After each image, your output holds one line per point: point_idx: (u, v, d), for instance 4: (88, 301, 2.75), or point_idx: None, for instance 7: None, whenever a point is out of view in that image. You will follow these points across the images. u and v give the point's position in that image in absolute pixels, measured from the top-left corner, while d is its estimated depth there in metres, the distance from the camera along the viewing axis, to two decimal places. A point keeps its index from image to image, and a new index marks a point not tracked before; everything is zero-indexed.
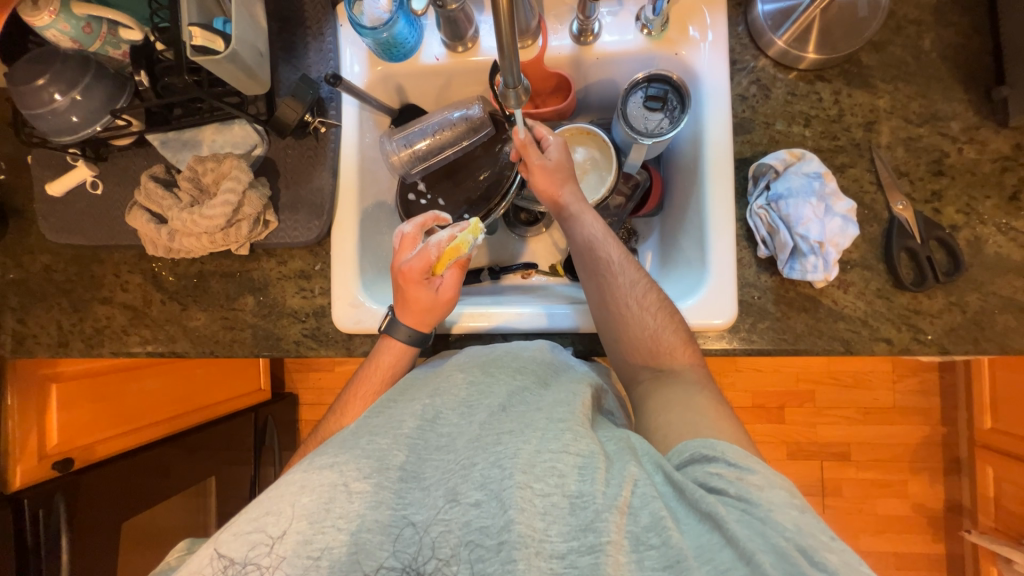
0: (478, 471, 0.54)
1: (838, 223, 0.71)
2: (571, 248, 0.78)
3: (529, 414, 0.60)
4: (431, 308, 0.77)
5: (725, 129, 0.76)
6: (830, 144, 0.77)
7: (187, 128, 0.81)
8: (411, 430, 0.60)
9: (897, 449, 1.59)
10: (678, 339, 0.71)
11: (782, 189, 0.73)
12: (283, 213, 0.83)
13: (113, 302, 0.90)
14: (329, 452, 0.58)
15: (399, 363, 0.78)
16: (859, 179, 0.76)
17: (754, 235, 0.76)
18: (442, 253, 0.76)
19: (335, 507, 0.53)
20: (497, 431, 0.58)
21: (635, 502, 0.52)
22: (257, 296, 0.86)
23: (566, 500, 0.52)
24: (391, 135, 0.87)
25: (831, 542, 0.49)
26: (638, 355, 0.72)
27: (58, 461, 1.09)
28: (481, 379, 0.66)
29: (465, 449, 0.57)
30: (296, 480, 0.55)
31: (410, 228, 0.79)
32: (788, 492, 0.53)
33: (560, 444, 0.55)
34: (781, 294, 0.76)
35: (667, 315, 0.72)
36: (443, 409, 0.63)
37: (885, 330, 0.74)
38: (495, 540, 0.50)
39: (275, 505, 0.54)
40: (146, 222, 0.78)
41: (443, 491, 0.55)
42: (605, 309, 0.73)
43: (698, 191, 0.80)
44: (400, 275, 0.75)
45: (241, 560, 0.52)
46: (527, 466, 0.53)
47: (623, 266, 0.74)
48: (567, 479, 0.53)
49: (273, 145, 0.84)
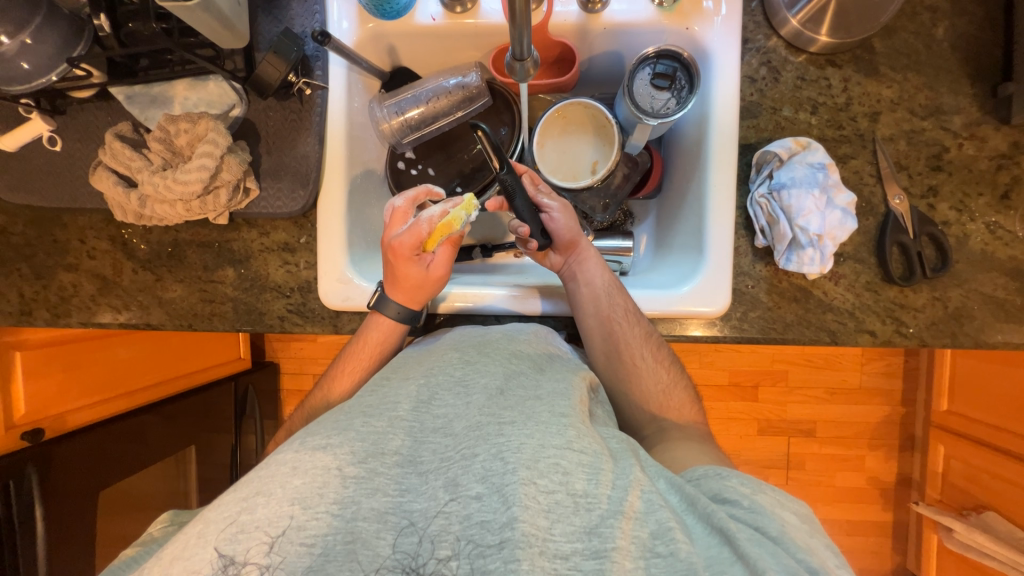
0: (478, 463, 0.55)
1: (838, 216, 0.69)
2: (585, 296, 0.77)
3: (529, 403, 0.60)
4: (422, 285, 0.74)
5: (732, 113, 0.74)
6: (835, 133, 0.76)
7: (156, 83, 0.74)
8: (406, 411, 0.61)
9: (859, 427, 1.68)
10: (684, 394, 0.78)
11: (785, 179, 0.71)
12: (265, 181, 0.78)
13: (80, 270, 0.84)
14: (323, 433, 0.58)
15: (388, 340, 0.77)
16: (860, 171, 0.75)
17: (753, 224, 0.75)
18: (433, 229, 0.72)
19: (329, 492, 0.53)
20: (498, 420, 0.58)
21: (641, 507, 0.53)
22: (237, 268, 0.82)
23: (571, 499, 0.53)
24: (382, 100, 0.82)
25: (836, 568, 0.51)
26: (647, 402, 0.77)
27: (28, 431, 1.05)
28: (478, 365, 0.66)
29: (463, 437, 0.58)
30: (290, 460, 0.55)
31: (402, 202, 0.76)
32: (798, 517, 0.56)
33: (563, 440, 0.56)
34: (774, 284, 0.76)
35: (677, 373, 0.78)
36: (439, 389, 0.63)
37: (870, 323, 0.76)
38: (495, 536, 0.51)
39: (266, 485, 0.53)
40: (113, 186, 0.72)
41: (443, 482, 0.55)
42: (618, 365, 0.76)
43: (699, 178, 0.78)
44: (389, 251, 0.73)
45: (241, 558, 0.50)
46: (530, 461, 0.54)
47: (639, 324, 0.75)
48: (573, 478, 0.54)
49: (253, 106, 0.77)
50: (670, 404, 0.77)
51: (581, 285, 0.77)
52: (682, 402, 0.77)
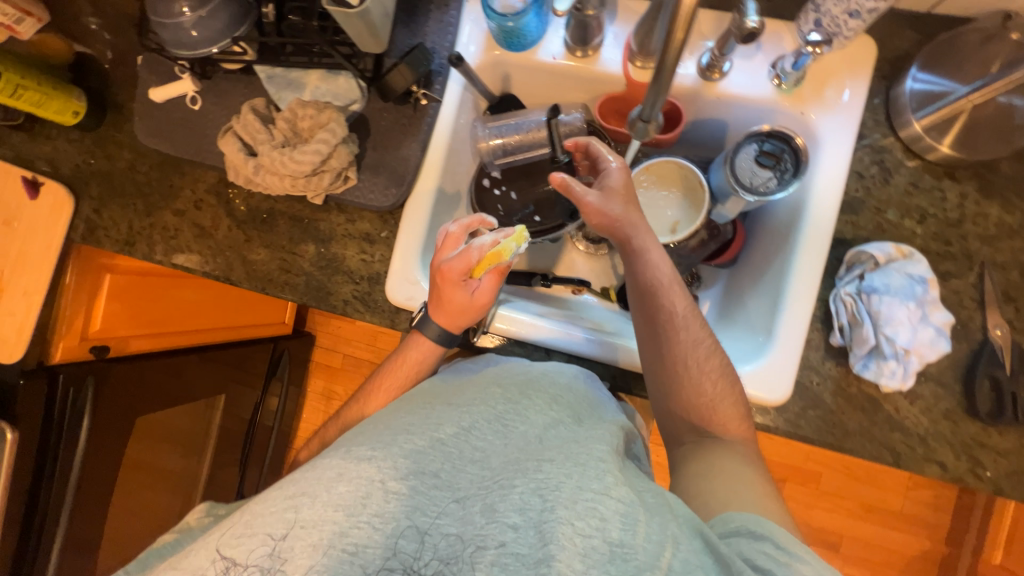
0: (517, 494, 0.55)
1: (930, 334, 0.66)
2: (631, 288, 0.75)
3: (569, 445, 0.60)
4: (464, 310, 0.75)
5: (834, 203, 0.72)
6: (940, 248, 0.72)
7: (295, 69, 0.82)
8: (447, 435, 0.61)
9: (890, 555, 1.54)
10: (732, 408, 0.70)
11: (879, 283, 0.68)
12: (364, 173, 0.83)
13: (184, 217, 0.92)
14: (368, 444, 0.59)
15: (425, 361, 0.79)
16: (961, 291, 0.71)
17: (832, 320, 0.72)
18: (483, 257, 0.71)
19: (371, 504, 0.54)
20: (538, 457, 0.58)
21: (676, 566, 0.51)
22: (318, 246, 0.87)
23: (607, 547, 0.51)
24: (486, 121, 0.87)
25: None
26: (689, 411, 0.71)
27: (96, 346, 1.13)
28: (520, 404, 0.66)
29: (501, 469, 0.58)
30: (336, 466, 0.57)
31: (455, 227, 0.76)
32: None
33: (601, 485, 0.55)
34: (841, 386, 0.72)
35: (727, 384, 0.70)
36: (479, 421, 0.63)
37: (942, 454, 0.70)
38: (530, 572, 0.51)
39: (312, 487, 0.55)
40: (236, 150, 0.79)
41: (480, 507, 0.55)
42: (660, 359, 0.72)
43: (783, 260, 0.77)
44: (439, 274, 0.73)
45: (251, 559, 0.52)
46: (569, 501, 0.54)
47: (689, 317, 0.71)
48: (609, 525, 0.52)
49: (371, 104, 0.84)
50: (711, 414, 0.69)
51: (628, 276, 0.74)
52: (730, 418, 0.69)
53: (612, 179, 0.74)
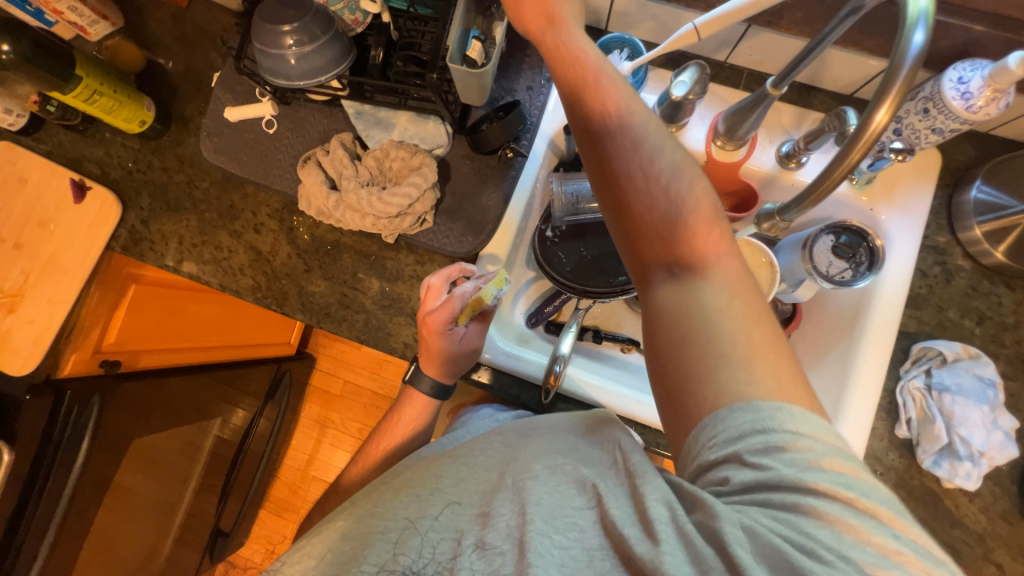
0: (503, 521, 0.49)
1: (1000, 438, 0.67)
2: (570, 105, 0.55)
3: (556, 457, 0.52)
4: (453, 358, 0.76)
5: (899, 299, 0.76)
6: (997, 349, 0.76)
7: (384, 109, 0.82)
8: (446, 484, 0.56)
9: None
10: (703, 203, 0.53)
11: (950, 382, 0.70)
12: (440, 218, 0.83)
13: (241, 239, 0.89)
14: (382, 497, 0.58)
15: (420, 416, 0.80)
16: (1016, 393, 0.75)
17: (898, 412, 0.74)
18: (467, 304, 0.75)
19: (371, 553, 0.52)
20: (521, 477, 0.51)
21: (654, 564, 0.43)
22: (383, 284, 0.85)
23: (586, 552, 0.45)
24: (562, 179, 0.87)
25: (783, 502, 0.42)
26: (650, 231, 0.53)
27: (107, 361, 1.05)
28: (520, 444, 0.58)
29: (490, 497, 0.52)
30: (343, 526, 0.57)
31: (437, 278, 0.76)
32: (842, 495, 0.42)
33: (583, 499, 0.48)
34: (904, 478, 0.73)
35: (695, 178, 0.53)
36: (475, 464, 0.57)
37: (999, 554, 0.72)
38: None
39: (319, 549, 0.56)
40: (319, 183, 0.78)
41: (471, 539, 0.50)
42: (606, 179, 0.54)
43: (848, 347, 0.79)
44: (422, 324, 0.75)
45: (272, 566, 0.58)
46: (548, 515, 0.47)
47: (649, 138, 0.53)
48: (588, 534, 0.46)
49: (455, 151, 0.84)
50: (691, 218, 0.52)
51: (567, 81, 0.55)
52: (700, 224, 0.52)
53: None
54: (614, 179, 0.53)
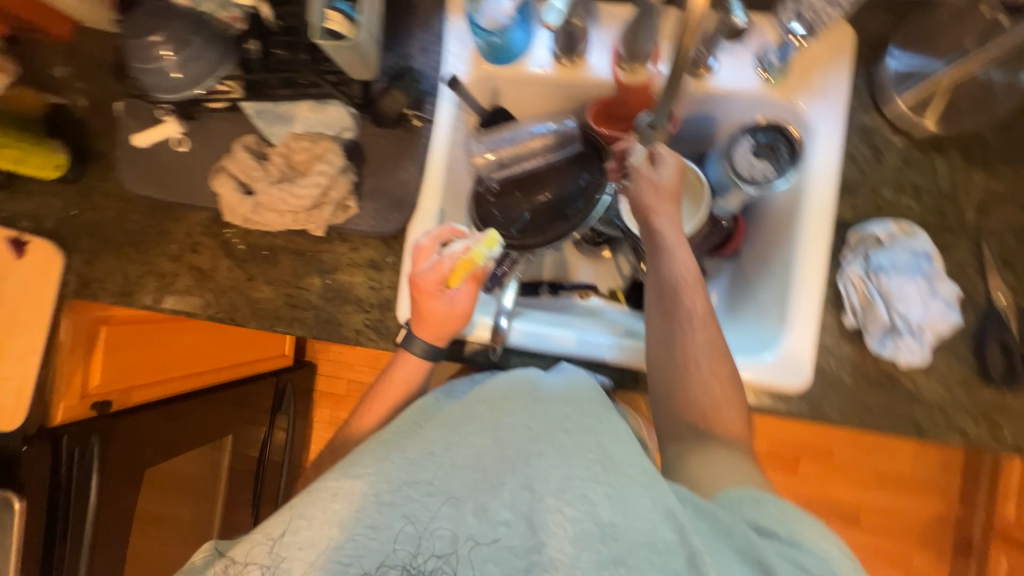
0: (506, 491, 0.58)
1: (940, 308, 0.68)
2: (654, 279, 0.74)
3: (556, 434, 0.62)
4: (446, 321, 0.73)
5: (831, 189, 0.74)
6: (938, 221, 0.74)
7: (282, 102, 0.81)
8: (437, 448, 0.62)
9: (905, 520, 1.57)
10: (736, 416, 0.68)
11: (886, 262, 0.70)
12: (364, 201, 0.83)
13: (181, 261, 0.90)
14: (363, 461, 0.61)
15: (413, 379, 0.75)
16: (961, 261, 0.74)
17: (842, 302, 0.73)
18: (456, 265, 0.71)
19: (365, 515, 0.57)
20: (525, 453, 0.61)
21: (668, 538, 0.54)
22: (324, 278, 0.86)
23: (597, 527, 0.55)
24: (478, 136, 0.87)
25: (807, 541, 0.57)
26: (692, 410, 0.69)
27: (97, 403, 1.09)
28: (505, 410, 0.66)
29: (492, 468, 0.60)
30: (330, 487, 0.59)
31: (426, 240, 0.74)
32: (843, 550, 0.57)
33: (589, 473, 0.58)
34: (859, 366, 0.73)
35: (733, 391, 0.69)
36: (470, 432, 0.63)
37: (962, 421, 0.72)
38: (523, 556, 0.56)
39: (308, 510, 0.57)
40: (232, 191, 0.78)
41: (473, 506, 0.58)
42: (670, 358, 0.70)
43: (788, 247, 0.78)
44: (413, 288, 0.72)
45: (250, 558, 0.56)
46: (558, 491, 0.57)
47: (709, 345, 0.70)
48: (598, 508, 0.56)
49: (364, 131, 0.84)
50: (718, 421, 0.68)
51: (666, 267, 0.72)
52: (730, 420, 0.68)
53: (660, 169, 0.75)
54: (677, 357, 0.70)
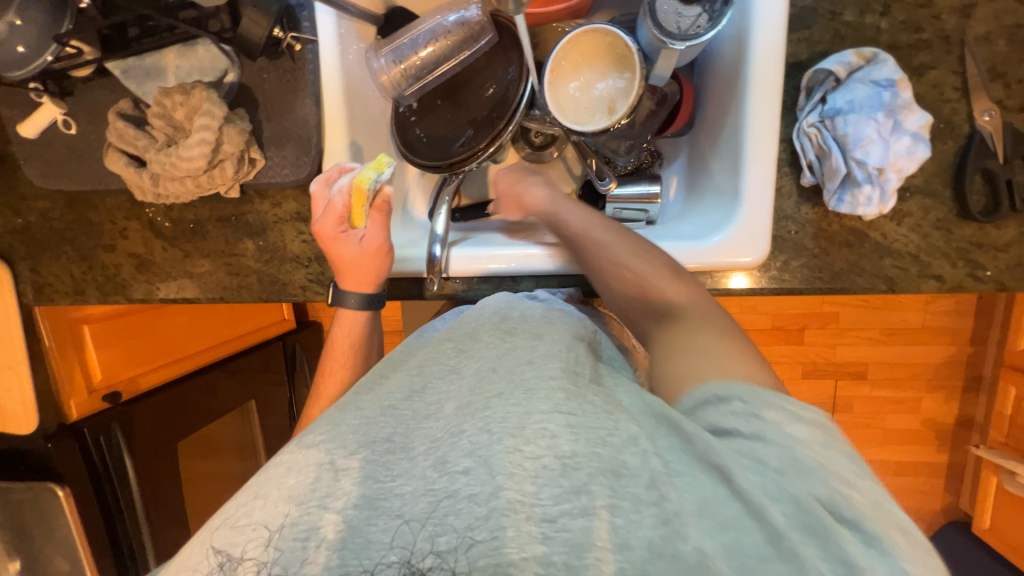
0: (466, 438, 0.43)
1: (906, 143, 0.60)
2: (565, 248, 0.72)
3: (519, 369, 0.48)
4: (362, 262, 0.70)
5: (779, 23, 0.62)
6: (911, 38, 0.63)
7: (148, 54, 0.72)
8: (398, 399, 0.51)
9: (915, 369, 1.57)
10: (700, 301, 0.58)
11: (842, 103, 0.62)
12: (269, 150, 0.77)
13: (118, 250, 0.88)
14: (317, 428, 0.49)
15: (356, 330, 0.73)
16: (940, 84, 0.63)
17: (799, 160, 0.65)
18: (351, 200, 0.68)
19: (321, 487, 0.43)
20: (485, 394, 0.46)
21: (631, 461, 0.41)
22: (256, 240, 0.83)
23: (558, 462, 0.40)
24: (377, 48, 0.76)
25: (795, 436, 0.43)
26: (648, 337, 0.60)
27: (107, 395, 1.16)
28: (471, 352, 0.54)
29: (453, 416, 0.46)
30: (283, 461, 0.46)
31: (317, 186, 0.72)
32: (814, 429, 0.44)
33: (550, 404, 0.44)
34: (821, 228, 0.67)
35: (681, 283, 0.61)
36: (431, 378, 0.53)
37: (937, 267, 0.66)
38: (481, 510, 0.39)
39: (263, 487, 0.44)
40: (125, 166, 0.73)
41: (432, 459, 0.43)
42: (614, 298, 0.65)
43: (737, 106, 0.67)
44: (319, 237, 0.70)
45: (244, 553, 0.40)
46: (514, 429, 0.42)
47: (637, 262, 0.63)
48: (560, 440, 0.41)
49: (247, 69, 0.75)
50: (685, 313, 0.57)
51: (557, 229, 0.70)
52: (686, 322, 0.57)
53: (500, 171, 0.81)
54: (618, 292, 0.64)
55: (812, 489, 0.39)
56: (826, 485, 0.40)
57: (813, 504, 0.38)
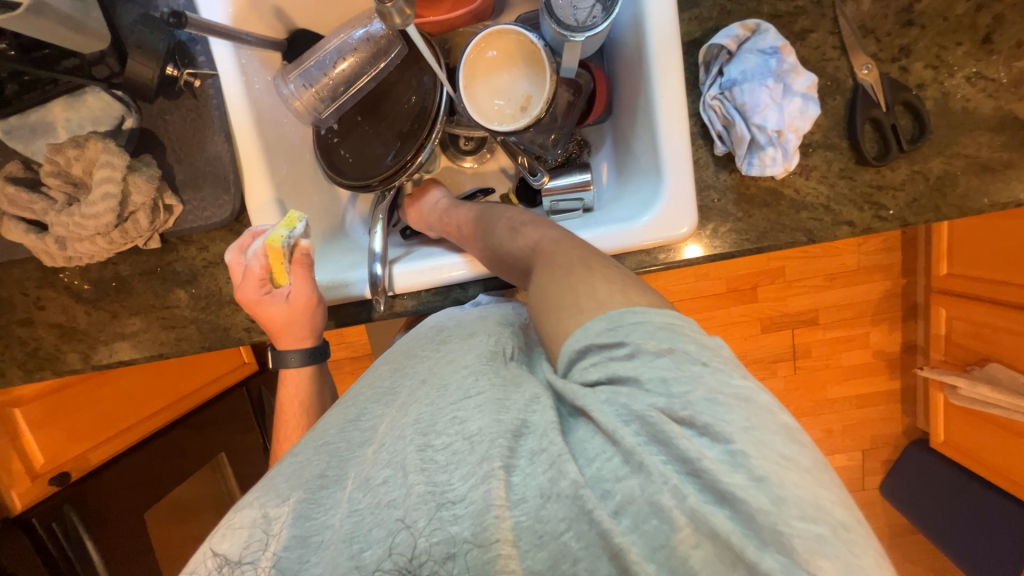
0: (386, 448, 0.46)
1: (798, 104, 0.64)
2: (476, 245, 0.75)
3: (447, 370, 0.51)
4: (294, 317, 0.69)
5: (668, 3, 0.65)
6: (789, 6, 0.68)
7: (31, 109, 0.67)
8: (333, 435, 0.52)
9: (859, 307, 1.68)
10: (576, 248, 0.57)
11: (736, 74, 0.65)
12: (186, 193, 0.73)
13: (35, 322, 0.82)
14: (256, 483, 0.50)
15: (306, 376, 0.72)
16: (821, 45, 0.68)
17: (709, 131, 0.69)
18: (268, 261, 0.67)
19: (255, 543, 0.44)
20: (411, 403, 0.49)
21: (533, 420, 0.45)
22: (188, 288, 0.79)
23: (466, 443, 0.44)
24: (284, 74, 0.73)
25: (664, 361, 0.43)
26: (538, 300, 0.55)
27: (53, 477, 1.09)
28: (407, 369, 0.56)
29: (383, 435, 0.48)
30: (221, 525, 0.47)
31: (232, 254, 0.70)
32: (680, 348, 0.43)
33: (462, 392, 0.48)
34: (741, 192, 0.71)
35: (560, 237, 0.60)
36: (368, 404, 0.54)
37: (847, 213, 0.71)
38: (399, 511, 0.42)
39: (202, 556, 0.45)
40: (25, 233, 0.68)
41: (357, 480, 0.46)
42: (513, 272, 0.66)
43: (645, 87, 0.70)
44: (245, 303, 0.69)
45: (243, 556, 0.44)
46: (428, 425, 0.46)
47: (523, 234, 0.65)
48: (469, 422, 0.45)
49: (147, 113, 0.71)
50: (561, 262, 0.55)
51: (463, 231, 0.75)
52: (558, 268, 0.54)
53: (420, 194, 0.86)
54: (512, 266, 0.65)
55: (650, 400, 0.41)
56: (683, 401, 0.41)
57: (663, 422, 0.40)
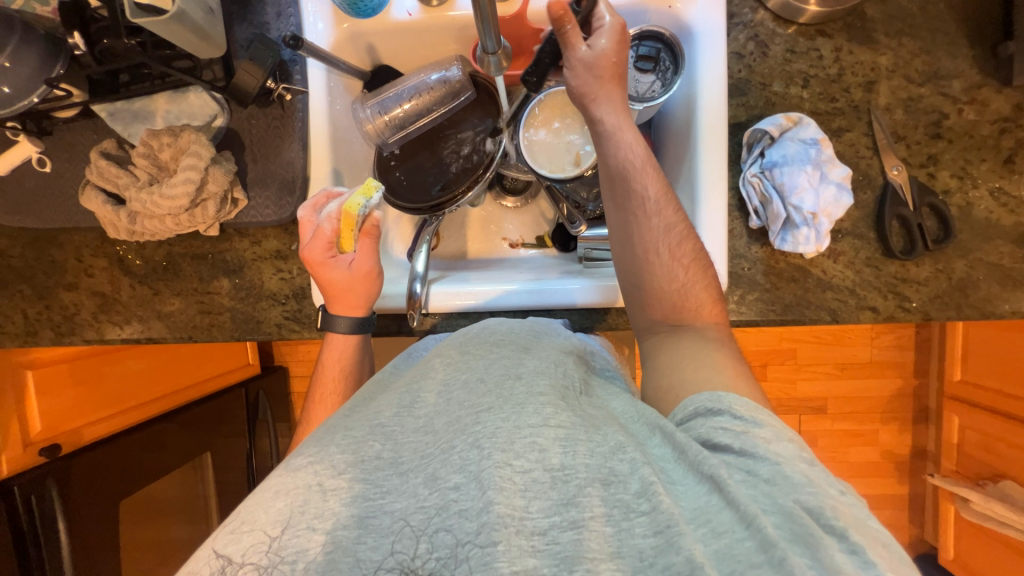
0: (456, 454, 0.46)
1: (833, 191, 0.69)
2: (601, 172, 0.65)
3: (508, 383, 0.52)
4: (351, 287, 0.71)
5: (719, 90, 0.72)
6: (828, 106, 0.75)
7: (137, 98, 0.75)
8: (387, 417, 0.52)
9: (870, 402, 1.66)
10: (706, 295, 0.64)
11: (777, 157, 0.71)
12: (252, 190, 0.78)
13: (79, 288, 0.85)
14: (304, 451, 0.50)
15: (348, 355, 0.73)
16: (855, 143, 0.74)
17: (746, 205, 0.74)
18: (340, 225, 0.69)
19: (310, 508, 0.45)
20: (475, 408, 0.49)
21: (620, 468, 0.46)
22: (232, 278, 0.82)
23: (547, 474, 0.45)
24: (364, 101, 0.80)
25: (805, 466, 0.47)
26: (659, 295, 0.64)
27: (45, 447, 1.06)
28: (463, 365, 0.56)
29: (444, 431, 0.49)
30: (272, 485, 0.47)
31: (304, 212, 0.73)
32: (796, 445, 0.49)
33: (540, 418, 0.48)
34: (770, 265, 0.74)
35: (699, 269, 0.64)
36: (422, 393, 0.55)
37: (872, 299, 0.74)
38: (472, 524, 0.42)
39: (250, 512, 0.45)
40: (103, 205, 0.74)
41: (424, 477, 0.46)
42: (629, 249, 0.65)
43: (688, 157, 0.76)
44: (306, 262, 0.71)
45: (283, 538, 0.44)
46: (505, 443, 0.46)
47: (672, 227, 0.64)
48: (549, 452, 0.46)
49: (235, 115, 0.78)
50: (686, 305, 0.63)
51: (615, 149, 0.63)
52: (702, 303, 0.63)
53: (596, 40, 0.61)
54: (637, 245, 0.64)
55: (790, 497, 0.44)
56: (814, 496, 0.44)
57: (800, 515, 0.42)
